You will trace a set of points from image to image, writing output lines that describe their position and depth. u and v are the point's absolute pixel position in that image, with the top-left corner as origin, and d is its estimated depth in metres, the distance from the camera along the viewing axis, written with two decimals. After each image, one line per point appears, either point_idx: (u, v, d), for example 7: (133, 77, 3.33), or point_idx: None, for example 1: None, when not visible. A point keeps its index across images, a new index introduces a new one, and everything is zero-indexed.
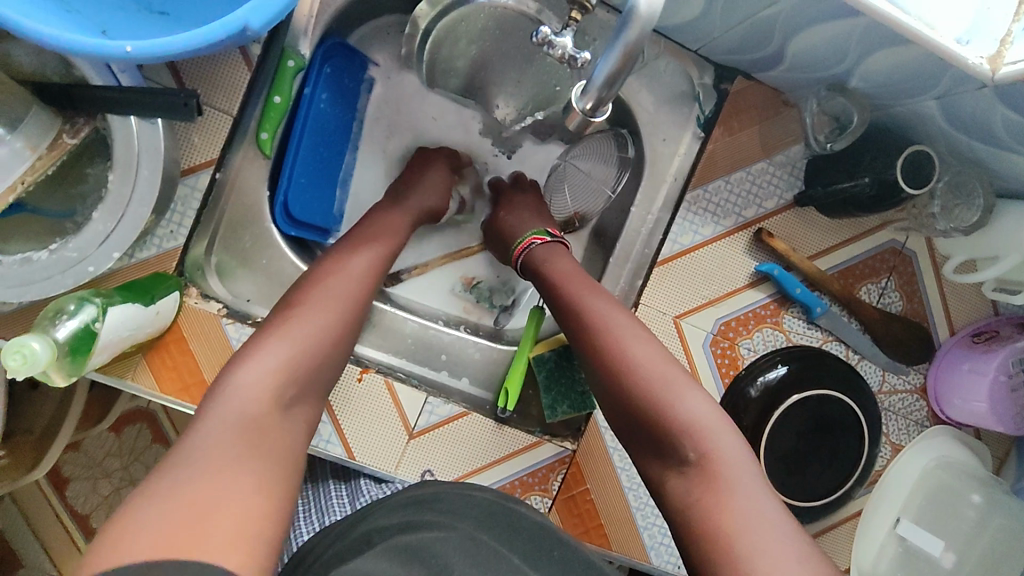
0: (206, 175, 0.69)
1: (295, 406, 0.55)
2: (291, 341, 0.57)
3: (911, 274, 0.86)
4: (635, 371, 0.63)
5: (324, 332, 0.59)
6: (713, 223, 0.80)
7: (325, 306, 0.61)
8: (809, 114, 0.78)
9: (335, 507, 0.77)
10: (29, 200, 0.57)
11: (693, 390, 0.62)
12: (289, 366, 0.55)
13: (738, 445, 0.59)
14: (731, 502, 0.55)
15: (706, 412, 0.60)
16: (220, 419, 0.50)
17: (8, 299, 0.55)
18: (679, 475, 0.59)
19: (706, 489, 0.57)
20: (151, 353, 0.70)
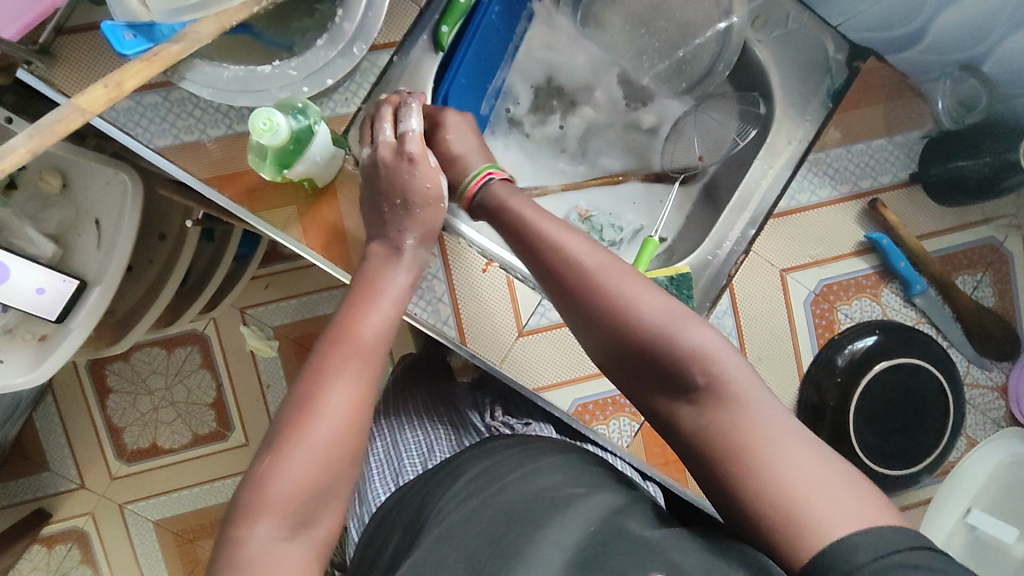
0: (385, 56, 0.75)
1: (331, 489, 0.55)
2: (308, 452, 0.54)
3: (1005, 273, 0.90)
4: (641, 327, 0.57)
5: (339, 428, 0.56)
6: (830, 187, 0.85)
7: (338, 387, 0.57)
8: (942, 97, 0.85)
9: (408, 468, 0.79)
10: (255, 24, 0.64)
11: (692, 321, 0.57)
12: (310, 482, 0.54)
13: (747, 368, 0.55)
14: (762, 437, 0.51)
15: (713, 341, 0.56)
16: (239, 564, 0.50)
17: (225, 101, 0.61)
18: (692, 407, 0.54)
19: (729, 420, 0.52)
20: (305, 208, 0.74)
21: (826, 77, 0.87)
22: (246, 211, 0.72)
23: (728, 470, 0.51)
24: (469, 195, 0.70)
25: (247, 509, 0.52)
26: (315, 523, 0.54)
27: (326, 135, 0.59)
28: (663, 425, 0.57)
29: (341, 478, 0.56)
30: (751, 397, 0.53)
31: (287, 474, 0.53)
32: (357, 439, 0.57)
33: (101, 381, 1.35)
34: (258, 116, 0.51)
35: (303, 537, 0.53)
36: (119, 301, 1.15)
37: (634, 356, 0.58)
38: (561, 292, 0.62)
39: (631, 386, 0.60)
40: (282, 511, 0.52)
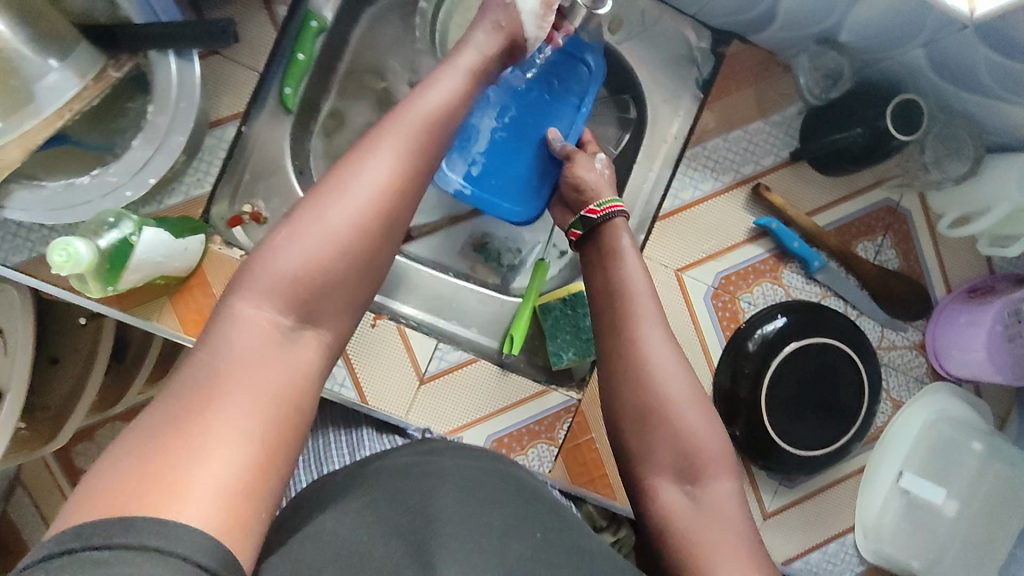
0: (232, 128, 0.75)
1: (332, 306, 0.53)
2: (323, 241, 0.53)
3: (906, 232, 0.89)
4: (665, 396, 0.63)
5: (369, 226, 0.55)
6: (712, 179, 0.85)
7: (379, 178, 0.56)
8: (803, 73, 0.83)
9: (336, 458, 0.72)
10: (71, 132, 0.61)
11: (707, 421, 0.64)
12: (326, 262, 0.53)
13: (733, 490, 0.62)
14: (721, 543, 0.57)
15: (715, 445, 0.63)
16: (230, 338, 0.49)
17: (50, 220, 0.60)
18: (681, 493, 0.61)
19: (709, 526, 0.59)
20: (177, 296, 0.72)
21: (692, 67, 0.86)
22: (112, 306, 0.70)
23: (677, 562, 0.58)
24: (591, 215, 0.74)
25: (252, 278, 0.52)
26: (319, 324, 0.53)
27: (151, 242, 0.59)
28: (642, 493, 0.63)
29: (343, 292, 0.54)
30: (727, 512, 0.60)
31: (300, 254, 0.53)
32: (382, 241, 0.56)
33: (67, 463, 1.24)
34: (55, 248, 0.51)
35: (299, 341, 0.52)
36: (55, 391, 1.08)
37: (650, 417, 0.63)
38: (608, 351, 0.66)
39: (630, 447, 0.64)
40: (287, 297, 0.52)
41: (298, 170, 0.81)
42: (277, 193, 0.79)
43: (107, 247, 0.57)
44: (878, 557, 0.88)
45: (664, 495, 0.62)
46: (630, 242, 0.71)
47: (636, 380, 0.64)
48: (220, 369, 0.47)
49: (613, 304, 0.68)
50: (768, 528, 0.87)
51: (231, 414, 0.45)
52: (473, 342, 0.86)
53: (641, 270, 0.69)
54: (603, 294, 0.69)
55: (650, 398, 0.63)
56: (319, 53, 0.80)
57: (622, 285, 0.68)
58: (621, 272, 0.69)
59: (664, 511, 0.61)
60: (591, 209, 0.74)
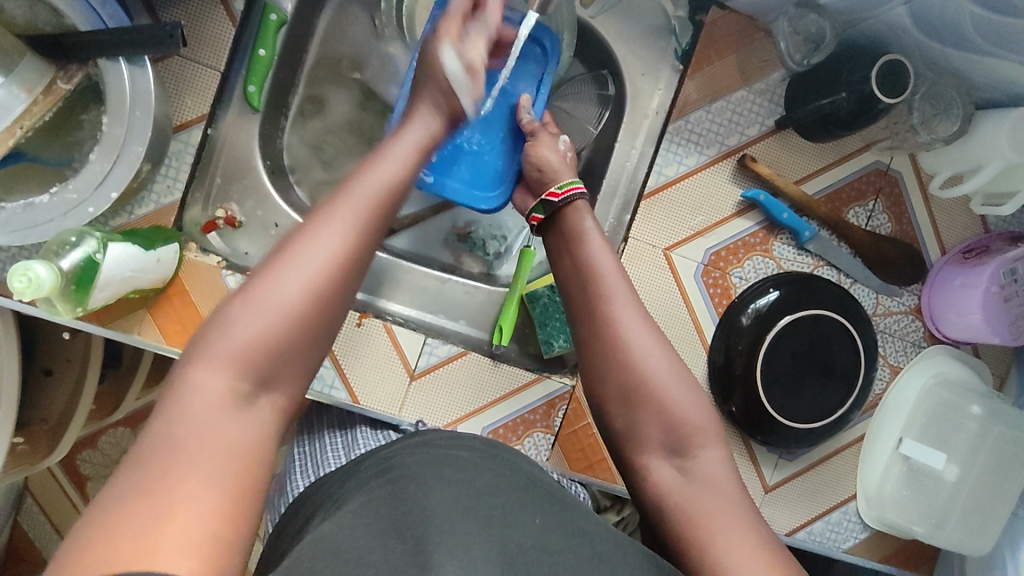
0: (198, 131, 0.71)
1: (284, 369, 0.52)
2: (276, 306, 0.52)
3: (897, 195, 0.87)
4: (642, 376, 0.61)
5: (320, 288, 0.53)
6: (697, 153, 0.82)
7: (333, 236, 0.55)
8: (783, 37, 0.80)
9: (331, 458, 0.74)
10: (27, 148, 0.59)
11: (691, 394, 0.61)
12: (278, 330, 0.51)
13: (725, 461, 0.60)
14: (717, 510, 0.55)
15: (699, 414, 0.61)
16: (185, 408, 0.47)
17: (13, 242, 0.58)
18: (673, 470, 0.59)
19: (704, 494, 0.57)
20: (156, 307, 0.70)
21: (671, 37, 0.84)
22: (92, 324, 0.68)
23: (678, 536, 0.56)
24: (552, 198, 0.71)
25: (205, 350, 0.50)
26: (275, 387, 0.52)
27: (114, 260, 0.58)
28: (634, 474, 0.62)
29: (298, 355, 0.53)
30: (718, 479, 0.58)
31: (254, 322, 0.51)
32: (341, 294, 0.55)
33: (74, 469, 1.16)
34: (15, 274, 0.51)
35: (255, 409, 0.50)
36: (48, 405, 0.96)
37: (638, 398, 0.61)
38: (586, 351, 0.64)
39: (618, 430, 0.62)
40: (241, 360, 0.50)
41: (271, 170, 0.80)
42: (251, 193, 0.78)
43: (69, 269, 0.56)
44: (881, 523, 0.87)
45: (654, 470, 0.60)
46: (591, 217, 0.69)
47: (620, 366, 0.61)
48: (176, 438, 0.45)
49: (582, 298, 0.65)
50: (770, 501, 0.87)
51: (192, 476, 0.43)
52: (463, 335, 0.85)
53: (608, 252, 0.67)
54: (572, 280, 0.67)
55: (630, 386, 0.61)
56: (283, 48, 0.78)
57: (589, 267, 0.66)
58: (588, 256, 0.66)
59: (659, 489, 0.59)
60: (552, 192, 0.71)
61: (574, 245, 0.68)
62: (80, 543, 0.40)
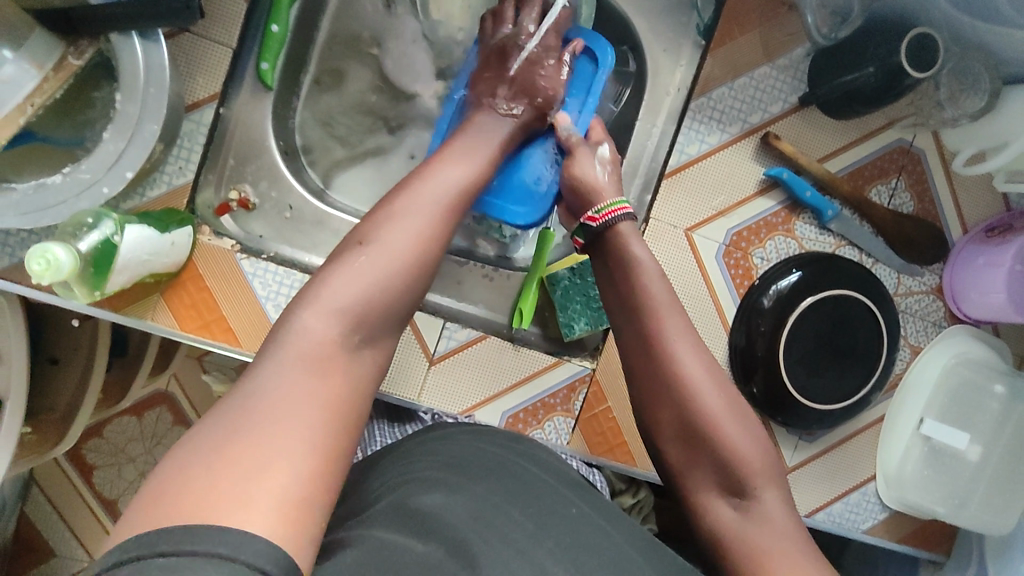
0: (211, 110, 0.69)
1: (385, 319, 0.49)
2: (385, 256, 0.50)
3: (920, 173, 0.85)
4: (702, 411, 0.59)
5: (422, 245, 0.53)
6: (719, 131, 0.81)
7: (422, 208, 0.54)
8: (810, 11, 0.78)
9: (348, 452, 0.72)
10: (37, 128, 0.57)
11: (751, 434, 0.59)
12: (384, 280, 0.49)
13: (784, 499, 0.58)
14: (779, 550, 0.53)
15: (757, 453, 0.58)
16: (289, 345, 0.44)
17: (25, 225, 0.56)
18: (731, 508, 0.57)
19: (762, 532, 0.55)
20: (169, 292, 0.68)
21: (693, 13, 0.82)
22: (106, 309, 0.66)
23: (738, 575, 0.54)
24: (590, 222, 0.69)
25: (310, 292, 0.47)
26: (377, 343, 0.49)
27: (132, 242, 0.56)
28: (691, 511, 0.60)
29: (398, 307, 0.50)
30: (780, 521, 0.56)
31: (361, 269, 0.49)
32: (432, 260, 0.53)
33: (80, 458, 1.15)
34: (33, 256, 0.50)
35: (359, 355, 0.47)
36: (57, 393, 0.95)
37: (695, 437, 0.59)
38: (640, 389, 0.63)
39: (671, 463, 0.61)
40: (346, 308, 0.47)
41: (284, 151, 0.78)
42: (264, 174, 0.77)
43: (87, 251, 0.55)
44: (901, 504, 0.87)
45: (714, 509, 0.58)
46: (640, 242, 0.67)
47: (676, 403, 0.60)
48: (283, 382, 0.42)
49: (635, 330, 0.64)
50: (790, 482, 0.86)
51: (293, 415, 0.41)
52: (481, 319, 0.84)
53: (662, 281, 0.64)
54: (621, 310, 0.65)
55: (697, 420, 0.59)
56: (295, 24, 0.76)
57: (640, 297, 0.64)
58: (639, 284, 0.64)
59: (711, 524, 0.58)
60: (591, 216, 0.69)
61: (619, 271, 0.66)
62: (180, 478, 0.36)
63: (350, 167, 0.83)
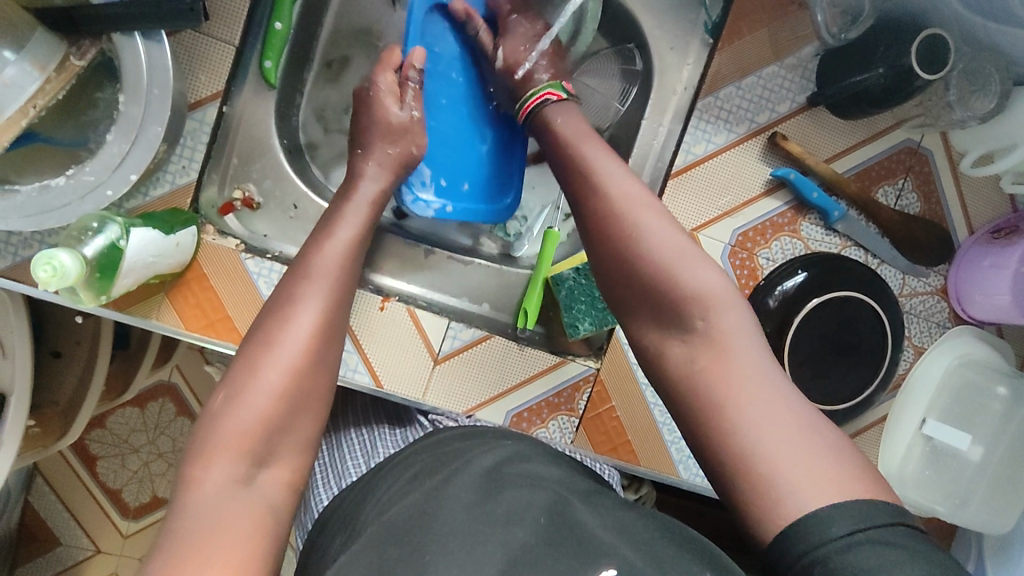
0: (214, 109, 0.68)
1: (280, 442, 0.51)
2: (262, 391, 0.51)
3: (927, 173, 0.85)
4: (637, 244, 0.57)
5: (303, 365, 0.53)
6: (725, 131, 0.80)
7: (300, 330, 0.54)
8: (820, 10, 0.77)
9: (352, 469, 0.71)
10: (40, 129, 0.57)
11: (696, 260, 0.57)
12: (268, 414, 0.50)
13: (745, 318, 0.55)
14: (737, 377, 0.51)
15: (710, 280, 0.56)
16: (190, 501, 0.46)
17: (29, 229, 0.56)
18: (679, 341, 0.55)
19: (713, 359, 0.52)
20: (173, 292, 0.68)
21: (701, 10, 0.82)
22: (111, 309, 0.66)
23: (702, 417, 0.51)
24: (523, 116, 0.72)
25: (200, 448, 0.49)
26: (273, 464, 0.50)
27: (137, 246, 0.56)
28: (648, 359, 0.58)
29: (294, 425, 0.52)
30: (736, 342, 0.53)
31: (244, 410, 0.50)
32: (321, 375, 0.55)
33: (83, 450, 1.16)
34: (39, 263, 0.50)
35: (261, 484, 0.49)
36: (60, 387, 0.95)
37: (635, 273, 0.57)
38: (590, 237, 0.61)
39: (624, 308, 0.59)
40: (238, 449, 0.49)
41: (288, 149, 0.78)
42: (269, 173, 0.77)
43: (93, 257, 0.55)
44: (904, 503, 0.86)
45: (665, 349, 0.56)
46: (583, 124, 0.68)
47: (622, 248, 0.58)
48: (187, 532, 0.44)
49: (577, 188, 0.63)
50: None
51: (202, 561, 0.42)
52: (486, 318, 0.84)
53: (600, 146, 0.65)
54: (566, 171, 0.65)
55: (630, 250, 0.58)
56: (299, 20, 0.75)
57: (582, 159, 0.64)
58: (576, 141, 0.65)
59: (669, 366, 0.55)
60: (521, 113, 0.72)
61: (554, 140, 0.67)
62: None
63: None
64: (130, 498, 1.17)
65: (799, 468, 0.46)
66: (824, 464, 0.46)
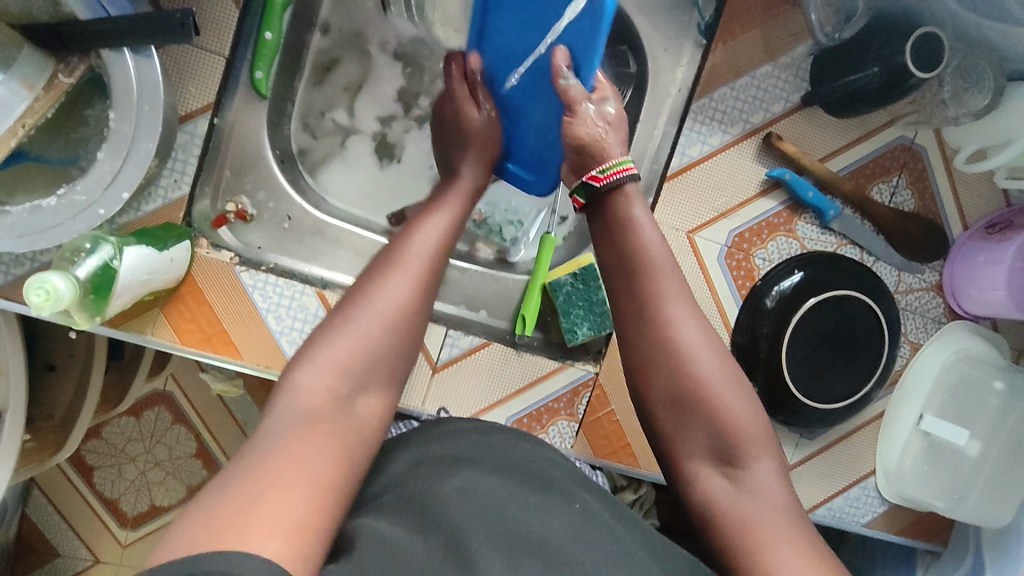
0: (205, 121, 0.67)
1: (377, 374, 0.50)
2: (372, 318, 0.51)
3: (921, 170, 0.85)
4: (693, 369, 0.56)
5: (413, 304, 0.53)
6: (720, 132, 0.80)
7: (412, 272, 0.54)
8: (814, 9, 0.78)
9: None
10: (30, 147, 0.57)
11: (745, 400, 0.56)
12: (374, 342, 0.50)
13: (780, 472, 0.54)
14: (775, 527, 0.50)
15: (752, 422, 0.55)
16: (291, 401, 0.45)
17: (21, 250, 0.55)
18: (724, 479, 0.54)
19: (754, 509, 0.52)
20: (168, 307, 0.67)
21: (694, 11, 0.82)
22: (105, 326, 0.65)
23: (734, 556, 0.50)
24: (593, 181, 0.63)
25: (305, 355, 0.48)
26: (370, 392, 0.49)
27: (131, 265, 0.55)
28: (681, 481, 0.57)
29: (395, 363, 0.51)
30: (774, 497, 0.52)
31: (353, 332, 0.50)
32: (426, 318, 0.54)
33: (79, 460, 1.15)
34: (32, 288, 0.49)
35: (359, 406, 0.48)
36: (55, 402, 0.94)
37: (686, 404, 0.56)
38: (633, 352, 0.59)
39: (663, 432, 0.58)
40: (342, 365, 0.48)
41: (281, 159, 0.77)
42: (262, 185, 0.76)
43: (86, 278, 0.54)
44: (901, 498, 0.88)
45: (705, 482, 0.55)
46: (642, 209, 0.62)
47: (670, 375, 0.56)
48: (277, 430, 0.43)
49: (629, 298, 0.60)
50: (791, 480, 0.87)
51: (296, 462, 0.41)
52: (484, 325, 0.84)
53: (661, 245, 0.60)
54: (617, 272, 0.61)
55: (684, 376, 0.56)
56: (289, 29, 0.74)
57: (640, 258, 0.59)
58: (632, 241, 0.61)
59: (706, 500, 0.54)
60: (593, 175, 0.63)
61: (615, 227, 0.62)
62: (183, 533, 0.36)
63: (346, 174, 0.82)
64: (128, 508, 1.16)
65: None
66: None
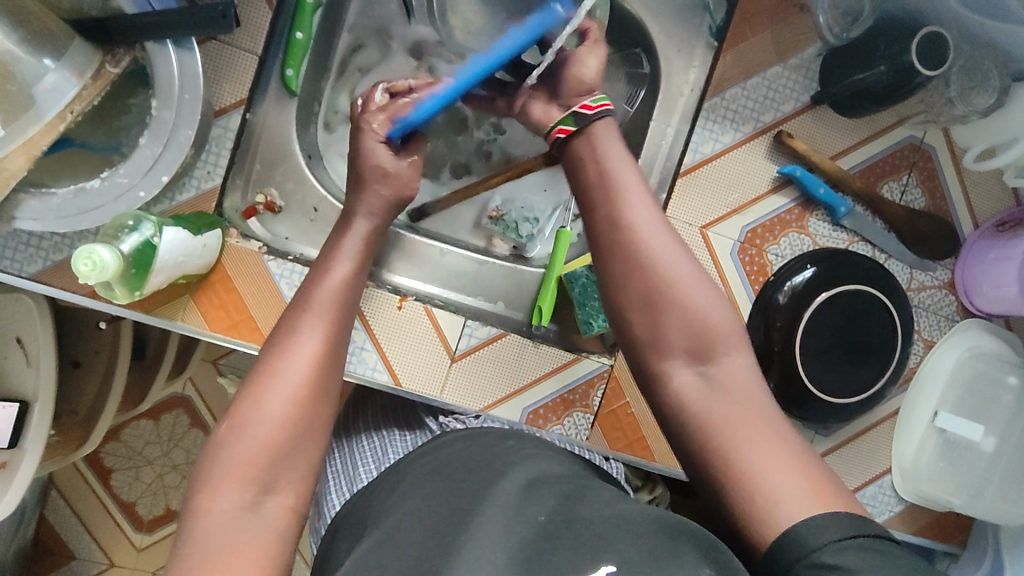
0: (237, 116, 0.71)
1: (284, 473, 0.51)
2: (265, 416, 0.52)
3: (931, 169, 0.86)
4: (667, 278, 0.57)
5: (302, 387, 0.55)
6: (732, 130, 0.82)
7: (300, 357, 0.56)
8: (821, 11, 0.80)
9: (364, 470, 0.70)
10: (75, 135, 0.61)
11: (714, 296, 0.58)
12: (270, 442, 0.51)
13: (749, 362, 0.56)
14: (747, 419, 0.52)
15: (726, 321, 0.57)
16: (201, 534, 0.47)
17: (64, 228, 0.59)
18: (697, 376, 0.55)
19: (728, 404, 0.53)
20: (198, 293, 0.70)
21: (705, 15, 0.85)
22: (138, 311, 0.68)
23: (711, 450, 0.52)
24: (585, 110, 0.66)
25: (203, 478, 0.50)
26: (278, 490, 0.51)
27: (169, 243, 0.59)
28: (653, 379, 0.58)
29: (298, 446, 0.53)
30: (745, 386, 0.54)
31: (248, 438, 0.51)
32: (319, 402, 0.55)
33: (98, 462, 1.17)
34: (81, 257, 0.53)
35: (268, 507, 0.50)
36: (81, 395, 0.96)
37: (662, 300, 0.57)
38: (607, 264, 0.60)
39: (638, 335, 0.58)
40: (242, 478, 0.50)
41: (308, 155, 0.81)
42: (290, 178, 0.79)
43: (129, 253, 0.57)
44: (918, 497, 0.88)
45: (676, 377, 0.56)
46: (619, 145, 0.64)
47: (646, 276, 0.57)
48: (195, 566, 0.45)
49: (613, 232, 0.60)
50: None
51: None
52: (501, 317, 0.85)
53: (641, 189, 0.61)
54: (595, 193, 0.62)
55: (657, 282, 0.57)
56: (318, 30, 0.78)
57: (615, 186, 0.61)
58: (611, 172, 0.62)
59: (679, 395, 0.56)
60: (586, 104, 0.66)
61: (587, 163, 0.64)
62: None
63: None
64: (144, 511, 1.18)
65: (807, 499, 0.47)
66: (836, 502, 0.47)
